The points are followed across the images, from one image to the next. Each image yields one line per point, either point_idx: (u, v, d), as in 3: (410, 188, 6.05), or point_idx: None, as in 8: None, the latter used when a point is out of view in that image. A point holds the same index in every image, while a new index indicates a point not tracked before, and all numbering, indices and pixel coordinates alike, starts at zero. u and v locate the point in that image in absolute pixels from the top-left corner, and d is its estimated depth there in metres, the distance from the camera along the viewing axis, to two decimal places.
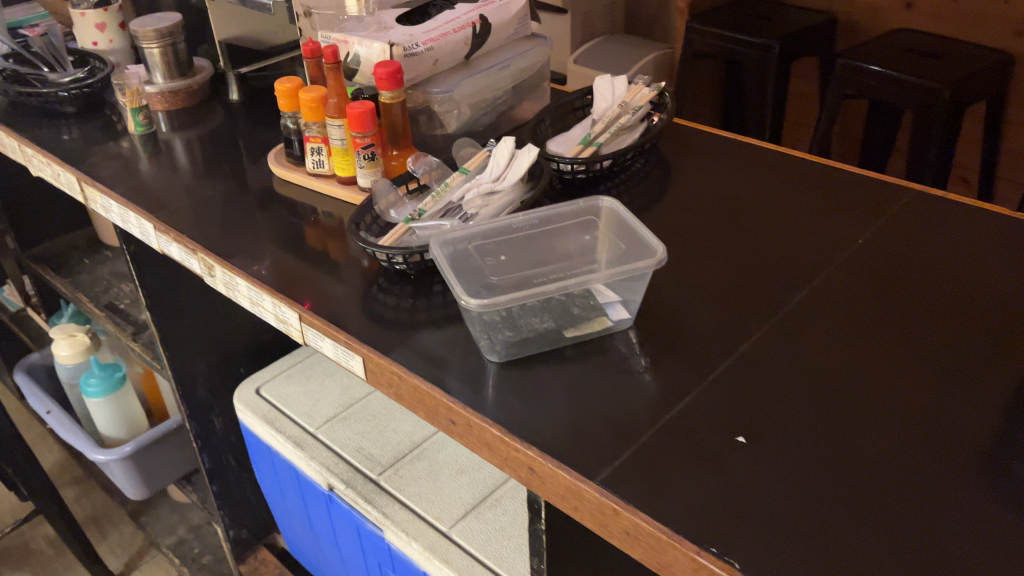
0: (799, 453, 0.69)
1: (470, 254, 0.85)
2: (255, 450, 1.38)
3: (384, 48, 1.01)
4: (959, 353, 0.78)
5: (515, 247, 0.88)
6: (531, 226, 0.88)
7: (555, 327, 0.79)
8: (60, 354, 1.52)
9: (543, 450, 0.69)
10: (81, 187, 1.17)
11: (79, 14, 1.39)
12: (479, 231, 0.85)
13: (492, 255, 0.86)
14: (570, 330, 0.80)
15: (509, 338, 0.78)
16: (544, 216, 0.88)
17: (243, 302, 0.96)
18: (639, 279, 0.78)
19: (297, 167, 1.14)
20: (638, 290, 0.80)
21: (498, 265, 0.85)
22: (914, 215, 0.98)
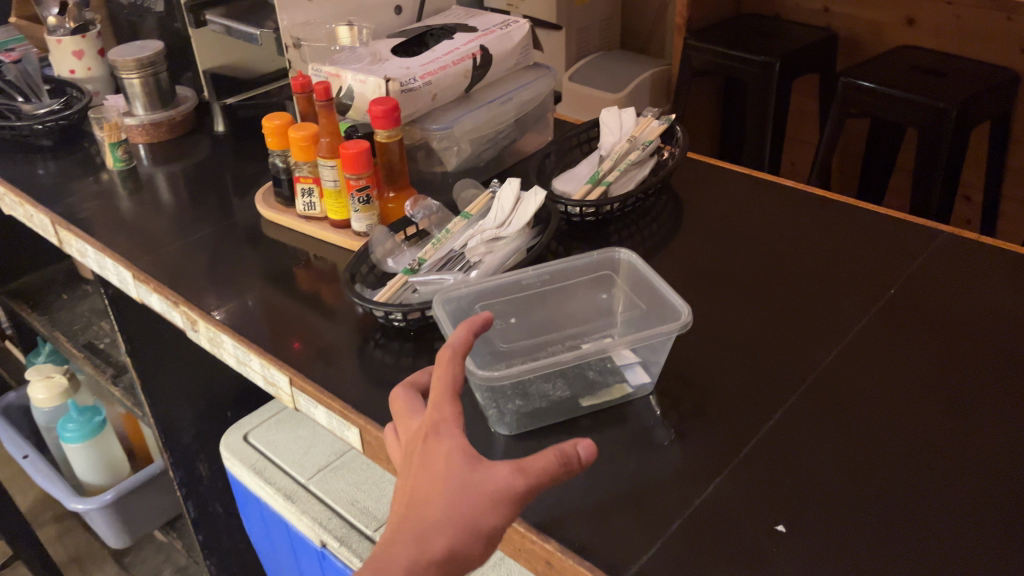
0: (847, 541, 0.62)
1: (476, 315, 0.79)
2: (243, 500, 1.31)
3: (379, 83, 0.95)
4: (1005, 416, 0.73)
5: (525, 305, 0.82)
6: (542, 282, 0.82)
7: (572, 397, 0.73)
8: (37, 397, 1.44)
9: (562, 543, 0.62)
10: (55, 229, 1.10)
11: (56, 41, 1.32)
12: (485, 289, 0.80)
13: (501, 316, 0.80)
14: (586, 399, 0.73)
15: (521, 408, 0.71)
16: (555, 272, 0.83)
17: (228, 359, 0.90)
18: (663, 343, 0.72)
19: (286, 208, 1.07)
20: (661, 353, 0.73)
21: (507, 328, 0.80)
22: (949, 258, 0.92)
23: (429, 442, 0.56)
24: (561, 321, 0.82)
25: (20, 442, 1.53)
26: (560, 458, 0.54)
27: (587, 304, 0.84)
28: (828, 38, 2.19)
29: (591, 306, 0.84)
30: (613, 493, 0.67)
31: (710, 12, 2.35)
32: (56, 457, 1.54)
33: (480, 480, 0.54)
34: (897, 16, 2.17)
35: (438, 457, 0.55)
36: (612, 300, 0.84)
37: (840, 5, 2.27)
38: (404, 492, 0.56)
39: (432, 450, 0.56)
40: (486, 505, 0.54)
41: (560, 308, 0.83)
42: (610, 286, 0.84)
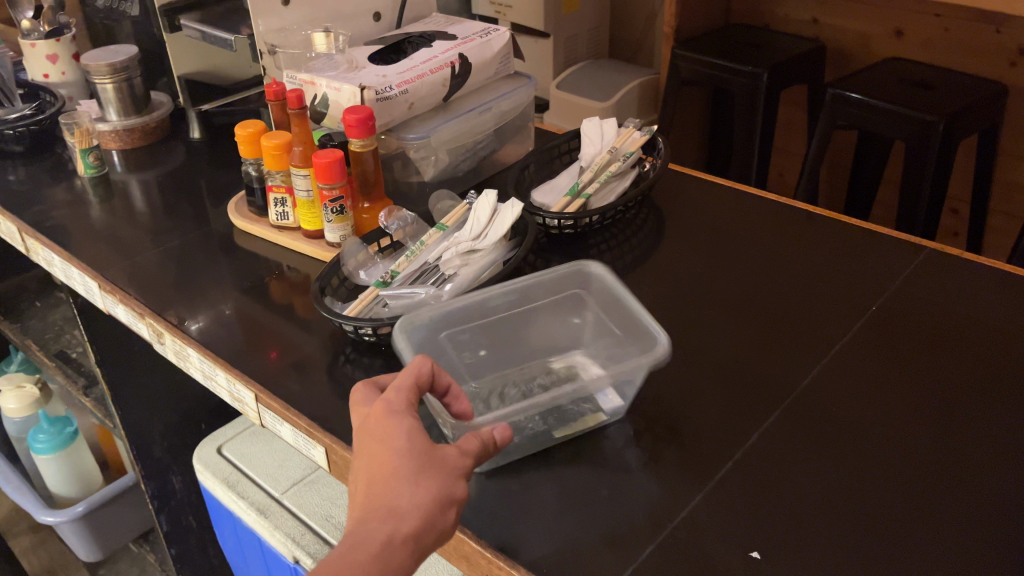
0: (827, 572, 0.60)
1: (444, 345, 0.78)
2: (215, 514, 1.28)
3: (354, 91, 0.93)
4: (986, 439, 0.71)
5: (496, 332, 0.81)
6: (510, 304, 0.80)
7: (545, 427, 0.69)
8: (6, 407, 1.41)
9: (529, 570, 0.60)
10: (22, 237, 1.07)
11: (29, 45, 1.30)
12: (453, 317, 0.78)
13: (471, 347, 0.79)
14: (560, 430, 0.70)
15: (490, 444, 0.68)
16: (524, 294, 0.81)
17: (194, 373, 0.87)
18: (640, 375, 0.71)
19: (259, 217, 1.04)
20: (636, 383, 0.71)
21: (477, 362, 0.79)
22: (929, 275, 0.91)
23: (390, 422, 0.57)
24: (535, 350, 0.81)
25: None
26: (484, 439, 0.59)
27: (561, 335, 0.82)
28: (816, 49, 2.18)
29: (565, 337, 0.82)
30: (583, 514, 0.65)
31: (698, 22, 2.34)
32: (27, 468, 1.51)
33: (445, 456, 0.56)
34: (885, 28, 2.16)
35: (399, 433, 0.56)
36: (584, 324, 0.82)
37: (828, 16, 2.26)
38: (362, 477, 0.55)
39: (392, 426, 0.56)
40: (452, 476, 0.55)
41: (533, 335, 0.82)
42: (581, 309, 0.83)
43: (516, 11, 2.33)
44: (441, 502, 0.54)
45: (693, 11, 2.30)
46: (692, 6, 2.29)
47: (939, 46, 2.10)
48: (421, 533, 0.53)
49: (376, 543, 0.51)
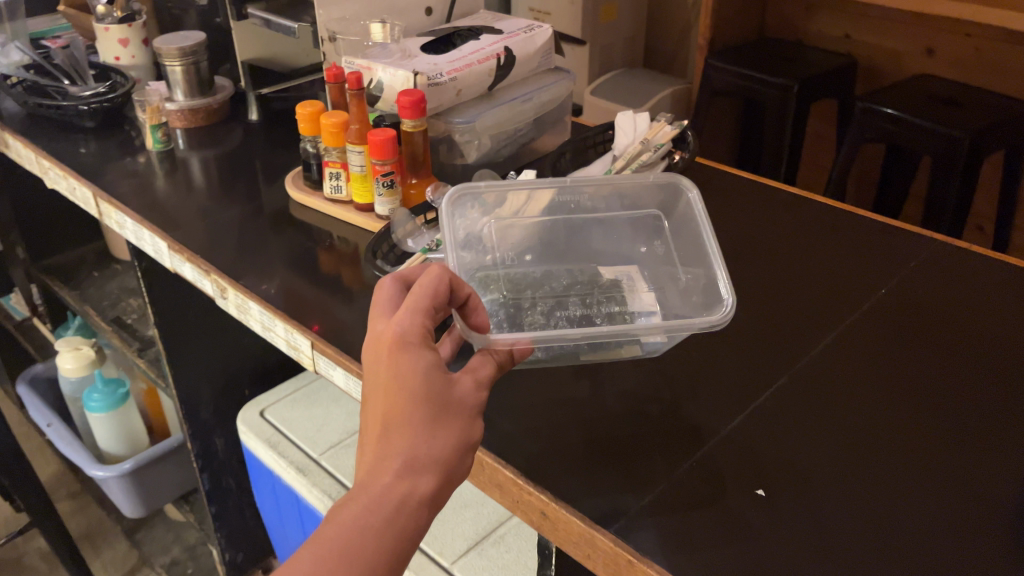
0: (822, 513, 0.67)
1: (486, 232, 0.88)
2: (256, 472, 1.36)
3: (408, 77, 1.01)
4: (978, 413, 0.77)
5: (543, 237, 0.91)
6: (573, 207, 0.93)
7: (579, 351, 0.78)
8: (65, 367, 1.51)
9: (556, 496, 0.67)
10: (97, 202, 1.17)
11: (103, 29, 1.40)
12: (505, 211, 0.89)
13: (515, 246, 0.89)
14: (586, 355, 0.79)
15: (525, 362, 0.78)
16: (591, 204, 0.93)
17: (254, 325, 0.96)
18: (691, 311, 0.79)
19: (315, 191, 1.13)
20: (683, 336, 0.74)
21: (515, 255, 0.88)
22: (937, 266, 0.97)
23: (408, 356, 0.57)
24: (589, 250, 0.91)
25: (46, 411, 1.59)
26: (503, 360, 0.67)
27: (615, 241, 0.91)
28: (847, 64, 2.24)
29: (621, 244, 0.91)
30: (605, 453, 0.72)
31: (733, 33, 2.41)
32: (79, 427, 1.61)
33: (460, 399, 0.58)
34: (916, 46, 2.22)
35: (416, 373, 0.56)
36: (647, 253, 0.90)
37: (860, 32, 2.32)
38: (378, 410, 0.56)
39: (406, 366, 0.56)
40: (465, 420, 0.57)
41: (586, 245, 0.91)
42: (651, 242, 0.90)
43: (556, 17, 2.42)
44: (459, 448, 0.56)
45: (727, 23, 2.37)
46: (727, 19, 2.36)
47: (967, 65, 2.14)
48: (439, 484, 0.55)
49: (397, 500, 0.52)
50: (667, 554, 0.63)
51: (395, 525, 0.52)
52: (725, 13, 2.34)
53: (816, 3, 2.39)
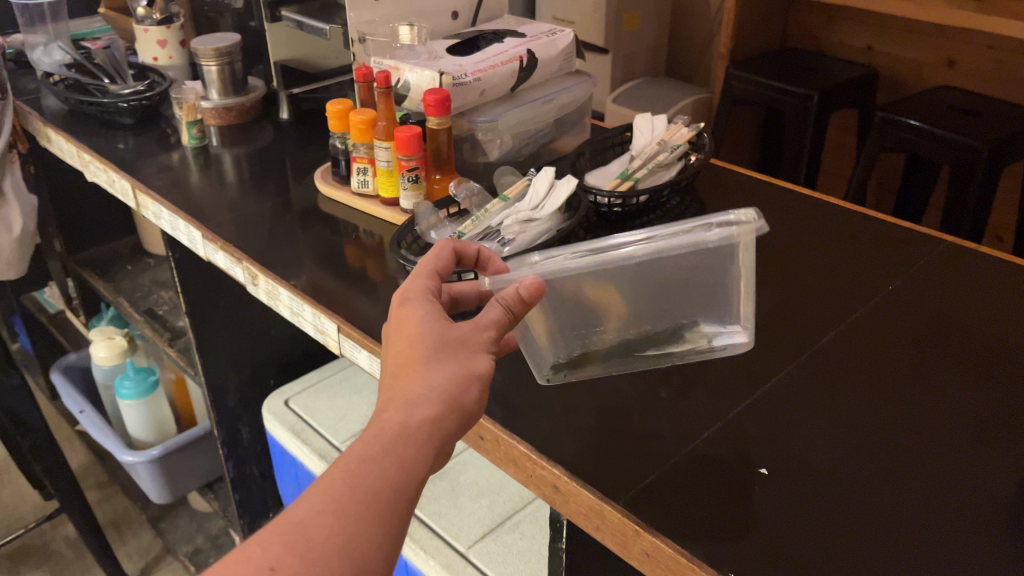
0: (823, 490, 0.70)
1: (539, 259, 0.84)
2: (279, 459, 1.40)
3: (434, 76, 1.05)
4: (981, 401, 0.80)
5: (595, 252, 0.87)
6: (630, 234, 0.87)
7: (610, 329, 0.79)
8: (98, 355, 1.56)
9: (567, 470, 0.72)
10: (135, 194, 1.22)
11: (142, 30, 1.46)
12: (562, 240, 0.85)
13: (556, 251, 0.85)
14: (644, 349, 0.81)
15: (559, 361, 0.80)
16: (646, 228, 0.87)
17: (284, 310, 1.00)
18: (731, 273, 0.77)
19: (342, 185, 1.18)
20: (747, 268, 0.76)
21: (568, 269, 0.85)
22: (946, 265, 1.00)
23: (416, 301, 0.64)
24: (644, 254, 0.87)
25: (78, 398, 1.65)
26: (507, 301, 0.64)
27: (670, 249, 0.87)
28: (867, 75, 2.26)
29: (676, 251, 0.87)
30: (616, 435, 0.76)
31: (754, 44, 2.44)
32: (110, 414, 1.66)
33: (465, 330, 0.62)
34: (937, 57, 2.24)
35: (415, 318, 0.62)
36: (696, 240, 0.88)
37: (881, 43, 2.34)
38: (388, 362, 0.61)
39: (405, 316, 0.63)
40: (471, 351, 0.62)
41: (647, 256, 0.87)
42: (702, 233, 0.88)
43: (579, 25, 2.46)
44: (463, 375, 0.60)
45: (748, 34, 2.40)
46: (748, 29, 2.40)
47: (988, 77, 2.16)
48: (446, 414, 0.58)
49: (401, 426, 0.57)
50: (671, 526, 0.67)
51: (403, 452, 0.56)
52: (746, 23, 2.38)
53: (837, 14, 2.42)
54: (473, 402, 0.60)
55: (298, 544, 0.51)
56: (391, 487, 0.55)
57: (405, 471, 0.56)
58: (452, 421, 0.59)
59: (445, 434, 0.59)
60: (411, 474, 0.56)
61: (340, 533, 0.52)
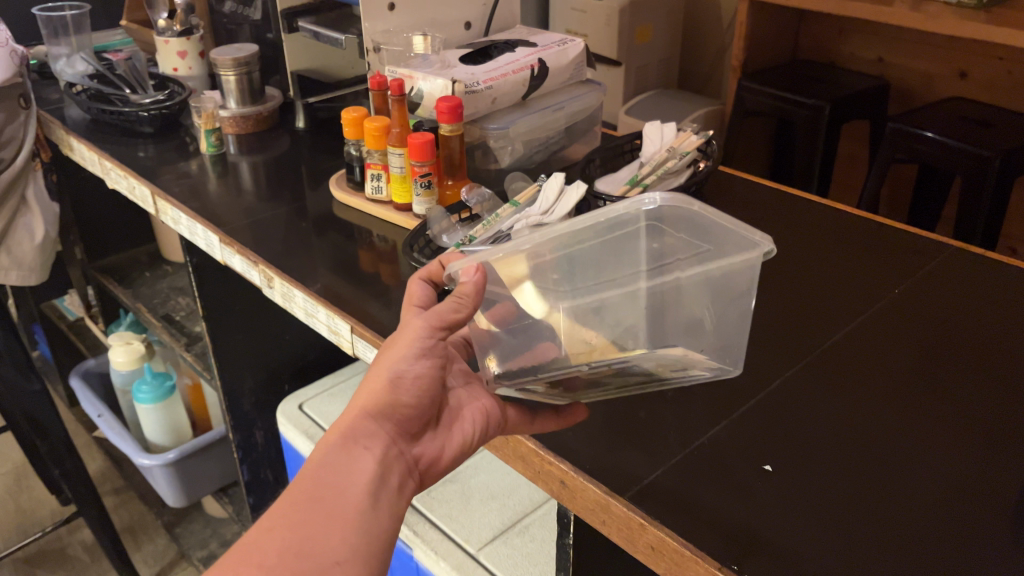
0: (823, 488, 0.71)
1: None
2: (293, 463, 1.41)
3: (446, 84, 1.07)
4: (981, 404, 0.81)
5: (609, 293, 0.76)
6: None
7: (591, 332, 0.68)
8: (116, 360, 1.59)
9: (575, 466, 0.73)
10: (154, 200, 1.25)
11: (163, 42, 1.49)
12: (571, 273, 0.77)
13: None
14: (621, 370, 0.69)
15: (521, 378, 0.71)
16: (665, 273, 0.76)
17: (298, 312, 1.03)
18: (730, 288, 0.64)
19: (357, 192, 1.20)
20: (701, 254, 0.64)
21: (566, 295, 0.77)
22: (951, 271, 1.00)
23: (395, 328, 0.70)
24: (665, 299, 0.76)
25: (97, 403, 1.68)
26: (458, 296, 0.66)
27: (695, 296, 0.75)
28: (878, 86, 2.27)
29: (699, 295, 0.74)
30: (622, 433, 0.77)
31: (766, 55, 2.46)
32: (127, 418, 1.69)
33: (393, 339, 0.67)
34: (949, 68, 2.24)
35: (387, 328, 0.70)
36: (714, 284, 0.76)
37: (893, 55, 2.35)
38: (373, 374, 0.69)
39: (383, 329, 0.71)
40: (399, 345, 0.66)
41: None
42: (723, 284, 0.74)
43: (592, 38, 2.48)
44: (373, 379, 0.65)
45: (760, 46, 2.42)
46: (760, 41, 2.41)
47: (1000, 88, 2.16)
48: (363, 418, 0.63)
49: (322, 444, 0.62)
50: (676, 520, 0.68)
51: (334, 458, 0.60)
52: (758, 35, 2.39)
53: (849, 26, 2.43)
54: (392, 397, 0.64)
55: (247, 561, 0.53)
56: (333, 495, 0.58)
57: (337, 477, 0.59)
58: (373, 422, 0.63)
59: (370, 434, 0.63)
60: (347, 479, 0.59)
61: (288, 542, 0.54)
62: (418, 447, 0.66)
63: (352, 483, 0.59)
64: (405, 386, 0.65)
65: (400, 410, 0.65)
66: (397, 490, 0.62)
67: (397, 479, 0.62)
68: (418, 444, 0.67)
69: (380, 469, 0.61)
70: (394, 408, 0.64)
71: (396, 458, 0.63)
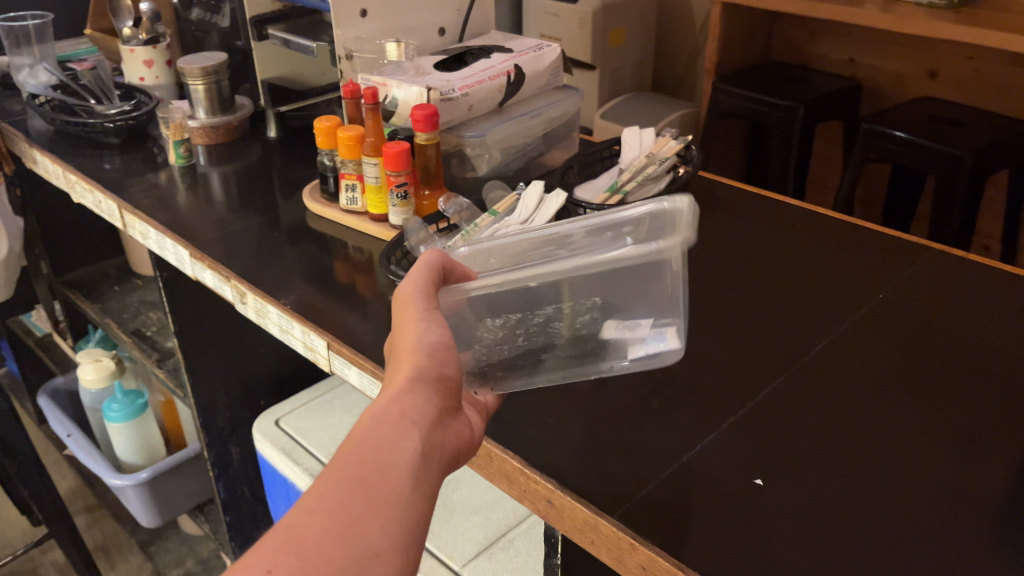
0: (814, 501, 0.70)
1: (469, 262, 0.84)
2: (270, 479, 1.38)
3: (421, 92, 1.05)
4: (970, 408, 0.80)
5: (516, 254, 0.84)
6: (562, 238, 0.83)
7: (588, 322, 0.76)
8: (85, 378, 1.55)
9: (561, 484, 0.71)
10: (121, 214, 1.21)
11: (128, 50, 1.46)
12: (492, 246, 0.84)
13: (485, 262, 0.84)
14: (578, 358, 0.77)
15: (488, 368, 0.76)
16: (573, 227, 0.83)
17: (273, 328, 1.00)
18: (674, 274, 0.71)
19: (331, 203, 1.18)
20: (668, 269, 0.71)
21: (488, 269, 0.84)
22: (933, 273, 1.00)
23: (395, 307, 0.68)
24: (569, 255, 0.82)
25: (66, 422, 1.63)
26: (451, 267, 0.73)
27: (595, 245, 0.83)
28: (851, 87, 2.28)
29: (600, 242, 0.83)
30: (608, 447, 0.75)
31: (739, 58, 2.46)
32: (98, 437, 1.65)
33: (404, 313, 0.67)
34: (919, 68, 2.25)
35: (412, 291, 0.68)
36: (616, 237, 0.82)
37: (865, 56, 2.36)
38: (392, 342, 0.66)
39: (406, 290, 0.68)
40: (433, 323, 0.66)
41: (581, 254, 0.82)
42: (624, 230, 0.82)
43: (566, 42, 2.47)
44: (415, 350, 0.63)
45: (733, 48, 2.42)
46: (732, 43, 2.41)
47: (971, 88, 2.17)
48: (410, 387, 0.61)
49: (369, 413, 0.59)
50: (666, 538, 0.66)
51: (378, 433, 0.57)
52: (731, 38, 2.39)
53: (820, 28, 2.43)
54: (435, 368, 0.63)
55: (289, 542, 0.49)
56: (379, 473, 0.54)
57: (382, 451, 0.56)
58: (418, 394, 0.61)
59: (419, 405, 0.60)
60: (391, 453, 0.56)
61: (332, 525, 0.50)
62: (457, 423, 0.64)
63: (397, 460, 0.56)
64: (443, 358, 0.64)
65: (442, 382, 0.63)
66: (437, 473, 0.58)
67: (438, 459, 0.59)
68: (454, 421, 0.64)
69: (425, 445, 0.58)
70: (437, 380, 0.63)
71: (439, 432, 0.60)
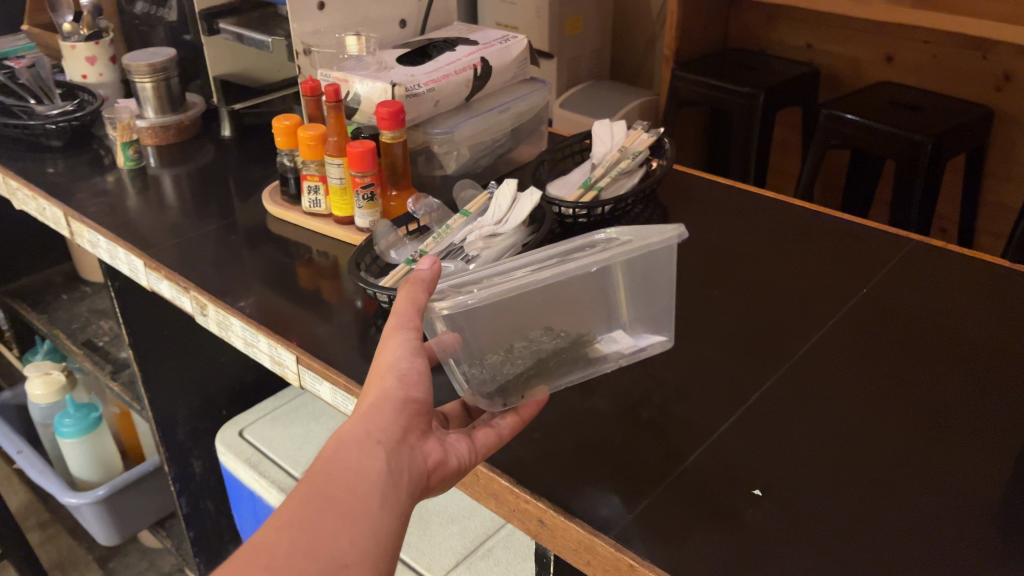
0: (809, 512, 0.67)
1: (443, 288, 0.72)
2: (234, 492, 1.33)
3: (385, 88, 1.00)
4: (962, 410, 0.77)
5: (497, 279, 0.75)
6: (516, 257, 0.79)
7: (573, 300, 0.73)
8: (33, 393, 1.48)
9: (554, 503, 0.68)
10: (68, 221, 1.14)
11: (69, 47, 1.38)
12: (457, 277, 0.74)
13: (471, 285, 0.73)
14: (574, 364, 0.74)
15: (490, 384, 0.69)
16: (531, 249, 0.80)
17: (236, 341, 0.94)
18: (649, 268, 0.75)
19: (293, 205, 1.12)
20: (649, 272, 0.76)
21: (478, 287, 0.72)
22: (914, 268, 0.98)
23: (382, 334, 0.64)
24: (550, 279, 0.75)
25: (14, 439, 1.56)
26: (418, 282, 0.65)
27: None
28: (811, 72, 2.27)
29: None
30: (597, 462, 0.72)
31: (696, 45, 2.44)
32: (49, 453, 1.57)
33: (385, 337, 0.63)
34: (875, 53, 2.26)
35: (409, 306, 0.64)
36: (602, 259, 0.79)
37: (822, 41, 2.36)
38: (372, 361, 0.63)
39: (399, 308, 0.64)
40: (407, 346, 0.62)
41: None
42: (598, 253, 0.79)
43: (524, 31, 2.42)
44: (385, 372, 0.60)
45: (691, 35, 2.40)
46: (691, 30, 2.39)
47: (927, 72, 2.18)
48: (379, 406, 0.58)
49: (336, 434, 0.56)
50: (659, 556, 0.63)
51: (344, 454, 0.54)
52: (689, 25, 2.37)
53: (777, 14, 2.42)
54: (403, 390, 0.59)
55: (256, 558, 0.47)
56: (349, 497, 0.52)
57: (349, 470, 0.53)
58: (388, 414, 0.58)
59: (387, 426, 0.57)
60: (360, 476, 0.53)
61: (298, 544, 0.48)
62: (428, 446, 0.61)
63: (365, 479, 0.53)
64: (413, 380, 0.60)
65: (412, 404, 0.59)
66: (405, 494, 0.55)
67: (405, 480, 0.56)
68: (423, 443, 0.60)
69: (393, 468, 0.55)
70: (407, 403, 0.59)
71: (404, 456, 0.57)
